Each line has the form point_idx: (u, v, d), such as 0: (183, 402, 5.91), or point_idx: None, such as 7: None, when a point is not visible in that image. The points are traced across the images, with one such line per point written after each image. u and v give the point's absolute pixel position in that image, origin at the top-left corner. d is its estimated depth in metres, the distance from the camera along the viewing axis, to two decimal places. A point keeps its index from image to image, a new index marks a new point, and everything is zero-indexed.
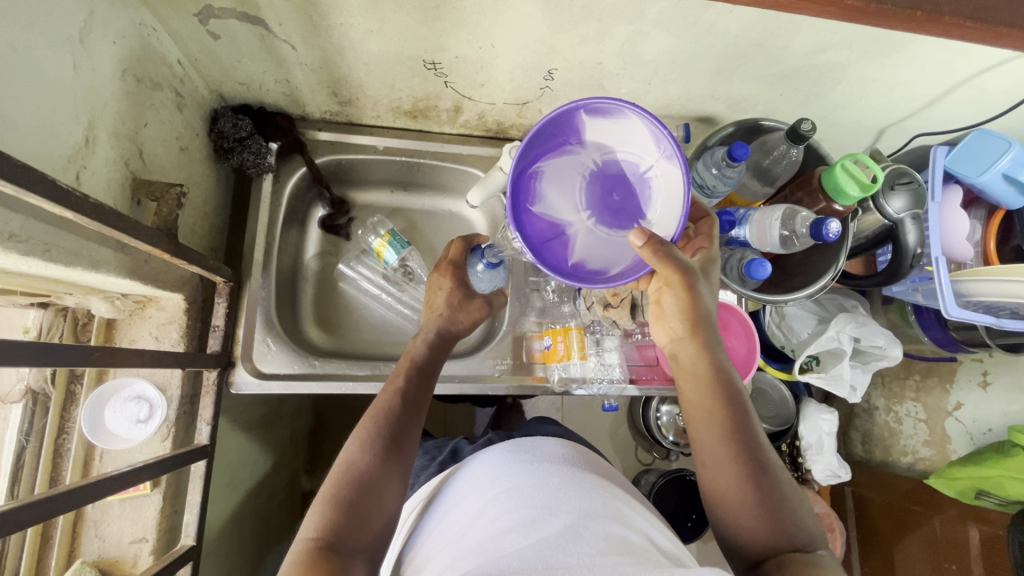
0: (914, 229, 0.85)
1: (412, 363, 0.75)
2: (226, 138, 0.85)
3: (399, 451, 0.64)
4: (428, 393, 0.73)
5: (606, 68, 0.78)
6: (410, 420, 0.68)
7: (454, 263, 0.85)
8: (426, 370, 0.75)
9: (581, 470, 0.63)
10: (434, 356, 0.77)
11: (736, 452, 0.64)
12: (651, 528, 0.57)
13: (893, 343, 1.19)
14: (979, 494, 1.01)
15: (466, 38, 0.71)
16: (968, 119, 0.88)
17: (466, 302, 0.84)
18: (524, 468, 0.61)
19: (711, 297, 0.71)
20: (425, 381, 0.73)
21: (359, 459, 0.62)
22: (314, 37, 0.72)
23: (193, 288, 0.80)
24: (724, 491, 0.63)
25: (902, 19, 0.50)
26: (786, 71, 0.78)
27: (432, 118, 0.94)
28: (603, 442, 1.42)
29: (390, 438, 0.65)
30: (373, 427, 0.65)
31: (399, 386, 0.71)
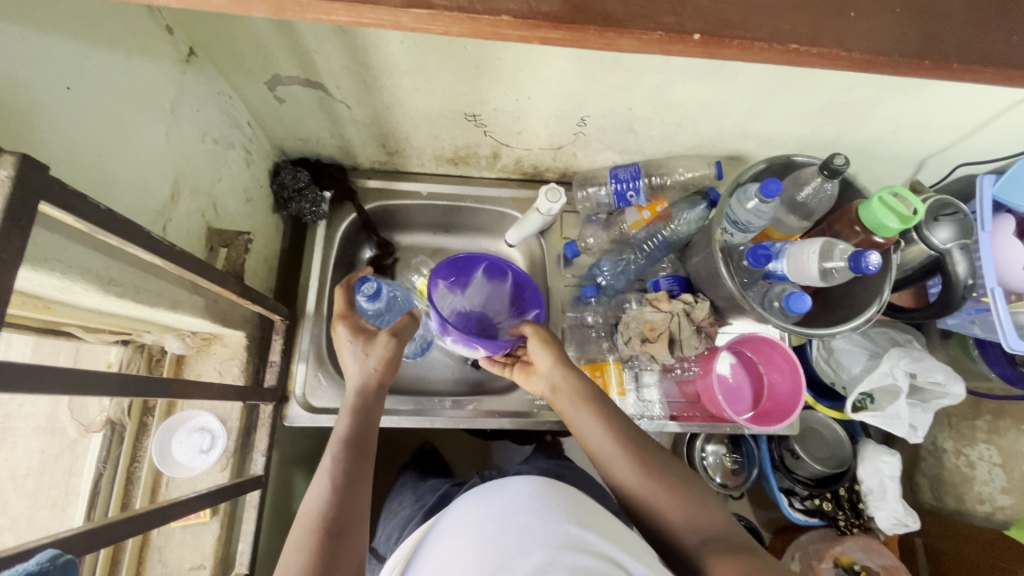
0: (963, 260, 0.83)
1: (339, 438, 0.65)
2: (286, 189, 0.93)
3: (341, 550, 0.56)
4: (367, 467, 0.64)
5: (637, 113, 0.82)
6: (350, 502, 0.60)
7: (347, 313, 0.78)
8: (357, 441, 0.65)
9: (557, 495, 0.57)
10: (361, 424, 0.68)
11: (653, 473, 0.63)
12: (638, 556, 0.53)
13: (953, 378, 1.13)
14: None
15: (504, 92, 0.77)
16: (1015, 148, 0.87)
17: (370, 341, 0.74)
18: (490, 509, 0.56)
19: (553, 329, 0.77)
20: (357, 454, 0.64)
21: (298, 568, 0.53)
22: (367, 97, 0.79)
23: (254, 326, 0.87)
24: (659, 503, 0.62)
25: (915, 68, 0.44)
26: (815, 109, 0.79)
27: (472, 164, 1.00)
28: None
29: (330, 537, 0.56)
30: (300, 530, 0.57)
31: (326, 467, 0.61)
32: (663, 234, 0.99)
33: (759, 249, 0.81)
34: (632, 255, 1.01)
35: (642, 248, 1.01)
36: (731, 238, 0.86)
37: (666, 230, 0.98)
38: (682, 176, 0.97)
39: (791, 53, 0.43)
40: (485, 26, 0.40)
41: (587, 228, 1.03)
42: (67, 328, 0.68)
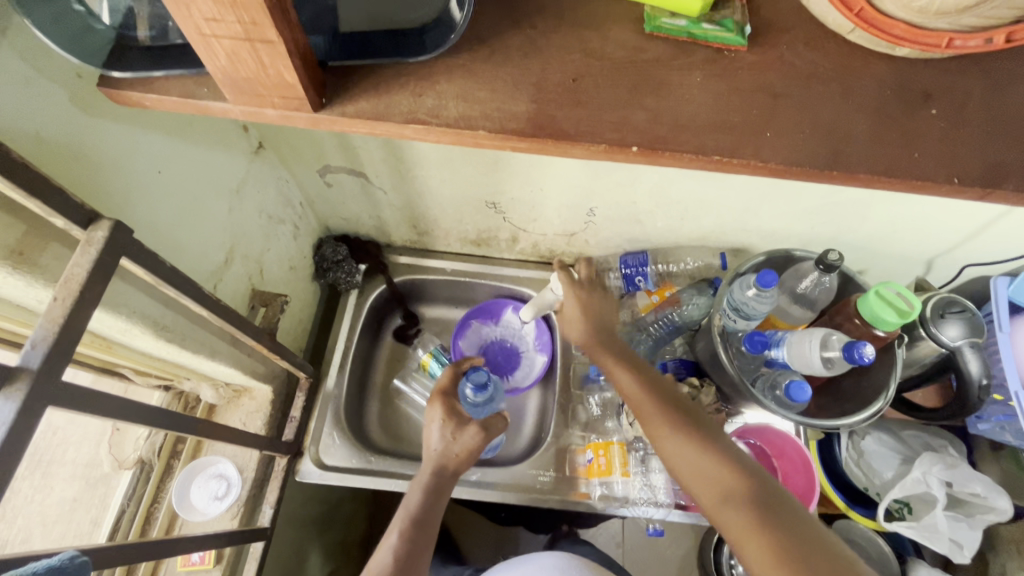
0: (975, 359, 0.82)
1: (409, 515, 0.76)
2: (326, 260, 1.05)
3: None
4: (428, 547, 0.74)
5: (640, 206, 0.90)
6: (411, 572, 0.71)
7: (444, 391, 0.89)
8: (422, 521, 0.76)
9: None
10: (430, 504, 0.78)
11: (696, 436, 0.65)
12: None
13: (997, 492, 1.06)
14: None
15: (520, 185, 0.87)
16: (1018, 252, 0.89)
17: (461, 429, 0.84)
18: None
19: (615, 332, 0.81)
20: (419, 533, 0.74)
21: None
22: (401, 185, 0.91)
23: (281, 382, 0.95)
24: (697, 467, 0.63)
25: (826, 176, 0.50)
26: (809, 209, 0.85)
27: (493, 247, 1.10)
28: None
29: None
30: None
31: (394, 542, 0.73)
32: (671, 317, 1.01)
33: (756, 336, 0.84)
34: (640, 336, 1.03)
35: (651, 327, 1.03)
36: (733, 324, 0.88)
37: (675, 314, 1.01)
38: (689, 264, 1.03)
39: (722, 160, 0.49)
40: (464, 134, 0.50)
41: None
42: (120, 370, 0.77)
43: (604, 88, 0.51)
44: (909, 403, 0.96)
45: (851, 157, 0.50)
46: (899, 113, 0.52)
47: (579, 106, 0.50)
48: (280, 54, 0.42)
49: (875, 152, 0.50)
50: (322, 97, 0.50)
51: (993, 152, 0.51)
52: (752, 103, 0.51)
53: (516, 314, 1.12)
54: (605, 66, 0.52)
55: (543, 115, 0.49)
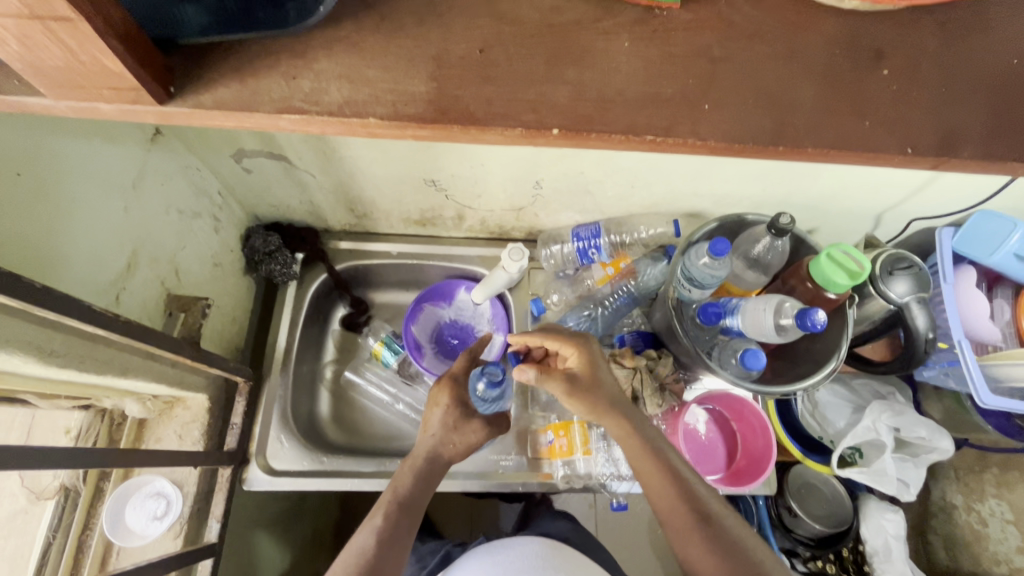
0: (921, 314, 0.83)
1: (396, 499, 0.73)
2: (256, 252, 0.97)
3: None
4: (410, 534, 0.71)
5: (588, 176, 0.85)
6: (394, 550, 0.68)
7: (455, 379, 0.86)
8: (409, 506, 0.73)
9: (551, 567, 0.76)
10: (420, 489, 0.75)
11: (692, 512, 0.67)
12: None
13: (939, 433, 1.12)
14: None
15: (457, 161, 0.81)
16: (962, 203, 0.89)
17: (463, 422, 0.83)
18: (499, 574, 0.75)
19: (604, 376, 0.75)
20: (404, 519, 0.71)
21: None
22: (328, 166, 0.83)
23: (218, 387, 0.88)
24: (694, 544, 0.66)
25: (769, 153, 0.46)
26: (760, 170, 0.82)
27: (440, 226, 1.03)
28: (641, 541, 1.40)
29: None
30: (344, 565, 0.66)
31: (377, 523, 0.70)
32: (629, 289, 0.99)
33: (709, 307, 0.83)
34: (596, 309, 1.00)
35: (608, 299, 1.00)
36: (688, 294, 0.85)
37: (632, 285, 0.98)
38: (643, 233, 0.99)
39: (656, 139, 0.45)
40: (355, 125, 0.44)
41: (554, 283, 1.05)
42: (21, 396, 0.69)
43: (525, 55, 0.45)
44: (859, 357, 0.98)
45: (802, 127, 0.46)
46: (844, 71, 0.48)
47: (486, 82, 0.44)
48: (83, 32, 0.35)
49: (824, 121, 0.47)
50: (169, 87, 0.43)
51: (936, 111, 0.48)
52: (689, 66, 0.46)
53: (469, 295, 1.07)
54: (522, 29, 0.46)
55: (444, 97, 0.44)
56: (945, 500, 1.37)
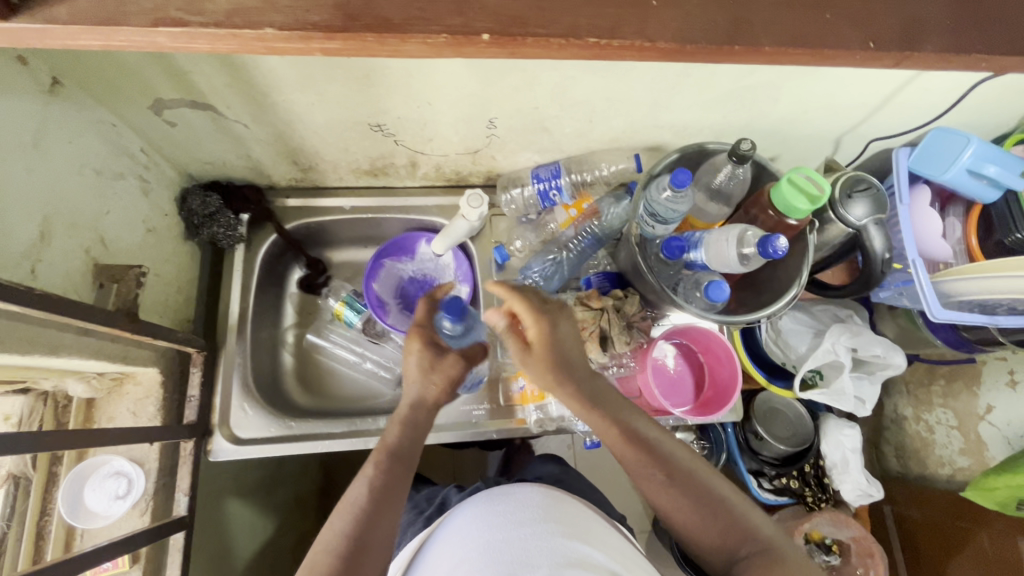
0: (879, 234, 0.84)
1: (386, 449, 0.71)
2: (195, 215, 0.89)
3: (378, 532, 0.64)
4: (404, 480, 0.69)
5: (544, 111, 0.80)
6: (391, 498, 0.66)
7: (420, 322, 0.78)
8: (402, 454, 0.71)
9: (553, 521, 0.72)
10: (410, 435, 0.72)
11: (655, 466, 0.68)
12: (613, 552, 0.71)
13: (892, 350, 1.16)
14: (1019, 505, 1.08)
15: (403, 100, 0.75)
16: (919, 120, 0.88)
17: (441, 360, 0.76)
18: (497, 522, 0.71)
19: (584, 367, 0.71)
20: (398, 466, 0.69)
21: (333, 542, 0.63)
22: (261, 115, 0.76)
23: (169, 360, 0.83)
24: (665, 499, 0.68)
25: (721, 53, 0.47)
26: (721, 95, 0.79)
27: (392, 175, 0.98)
28: (618, 475, 1.46)
29: (360, 524, 0.63)
30: (339, 516, 0.65)
31: (369, 474, 0.68)
32: (592, 229, 0.96)
33: (673, 241, 0.81)
34: (562, 253, 0.98)
35: (572, 242, 0.98)
36: (652, 231, 0.84)
37: (595, 225, 0.96)
38: (605, 170, 0.96)
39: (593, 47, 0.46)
40: (250, 39, 0.44)
41: (517, 229, 1.02)
42: None
43: None
44: (818, 282, 1.00)
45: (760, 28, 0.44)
46: None
47: None
48: None
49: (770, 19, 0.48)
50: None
51: None
52: None
53: (429, 247, 1.03)
54: None
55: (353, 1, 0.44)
56: (897, 413, 1.48)
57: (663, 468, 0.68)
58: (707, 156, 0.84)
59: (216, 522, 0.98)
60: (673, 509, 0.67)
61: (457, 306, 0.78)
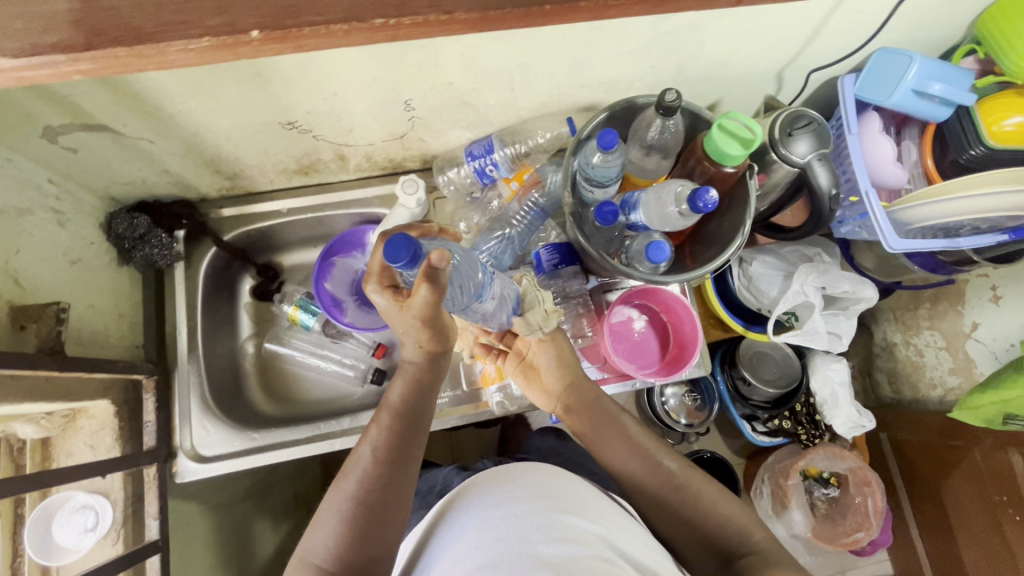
0: (823, 171, 0.81)
1: (393, 407, 0.73)
2: (125, 239, 0.87)
3: (381, 514, 0.66)
4: (410, 439, 0.72)
5: (460, 87, 0.76)
6: (391, 478, 0.68)
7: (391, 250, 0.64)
8: (408, 413, 0.73)
9: (553, 495, 0.68)
10: (419, 397, 0.75)
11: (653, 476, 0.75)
12: (614, 529, 0.67)
13: (861, 285, 1.14)
14: (1005, 420, 1.04)
15: (305, 94, 0.71)
16: (860, 42, 0.84)
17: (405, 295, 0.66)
18: (498, 502, 0.68)
19: (597, 396, 0.82)
20: (405, 426, 0.72)
21: (345, 501, 0.66)
22: (163, 129, 0.73)
23: (121, 389, 0.82)
24: (659, 505, 0.74)
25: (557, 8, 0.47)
26: (641, 45, 0.75)
27: (324, 171, 0.94)
28: None
29: (370, 484, 0.67)
30: (348, 476, 0.68)
31: (374, 433, 0.71)
32: (536, 202, 0.93)
33: (604, 206, 0.75)
34: (508, 229, 0.94)
35: (518, 216, 0.94)
36: (591, 196, 0.81)
37: (538, 197, 0.92)
38: (541, 138, 0.92)
39: (415, 21, 0.47)
40: (21, 67, 0.43)
41: (462, 210, 0.99)
42: None
43: None
44: (774, 226, 0.97)
45: None
46: None
47: None
48: None
49: None
50: None
51: None
52: None
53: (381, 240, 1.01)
54: None
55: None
56: (887, 340, 1.47)
57: (624, 443, 0.77)
58: (639, 111, 0.80)
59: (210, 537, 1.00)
60: (631, 470, 0.76)
61: (404, 243, 0.55)
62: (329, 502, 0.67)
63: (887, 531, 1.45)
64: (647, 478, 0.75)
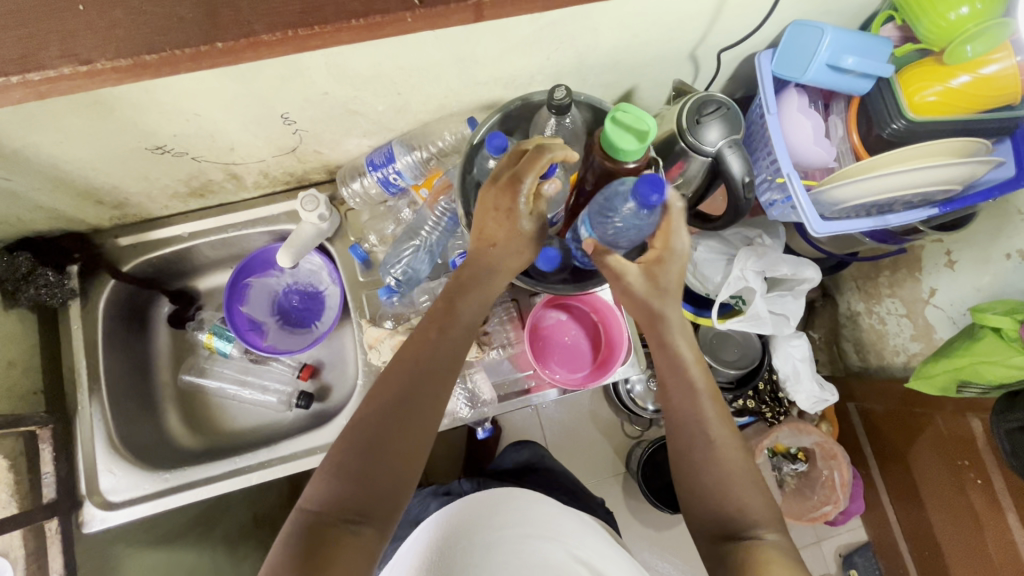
0: (735, 158, 0.76)
1: (446, 321, 0.67)
2: (8, 279, 0.81)
3: (405, 423, 0.59)
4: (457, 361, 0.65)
5: (337, 95, 0.71)
6: (424, 393, 0.61)
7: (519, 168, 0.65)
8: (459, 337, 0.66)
9: (525, 521, 0.72)
10: (472, 317, 0.68)
11: (702, 430, 0.64)
12: (590, 552, 0.73)
13: (801, 266, 1.13)
14: (961, 387, 1.00)
15: (165, 117, 0.66)
16: (763, 18, 0.79)
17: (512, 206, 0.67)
18: (477, 521, 0.70)
19: (684, 328, 0.71)
20: (453, 349, 0.65)
21: (375, 408, 0.60)
22: (14, 165, 0.67)
23: (15, 442, 0.77)
24: (684, 463, 0.64)
25: None
26: (524, 40, 0.69)
27: (221, 191, 0.89)
28: (586, 428, 1.47)
29: (406, 397, 0.61)
30: (383, 385, 0.62)
31: (423, 347, 0.64)
32: (447, 207, 0.87)
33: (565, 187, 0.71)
34: (418, 238, 0.89)
35: (431, 223, 0.88)
36: None
37: (448, 202, 0.87)
38: (446, 140, 0.87)
39: None
40: None
41: (376, 220, 0.94)
42: None
43: None
44: (699, 215, 0.93)
45: None
46: None
47: None
48: None
49: None
50: None
51: None
52: None
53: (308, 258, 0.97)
54: None
55: None
56: (850, 310, 1.44)
57: (678, 385, 0.67)
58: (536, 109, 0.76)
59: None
60: (678, 419, 0.66)
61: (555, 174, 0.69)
62: (360, 411, 0.61)
63: (858, 500, 1.43)
64: (688, 433, 0.65)
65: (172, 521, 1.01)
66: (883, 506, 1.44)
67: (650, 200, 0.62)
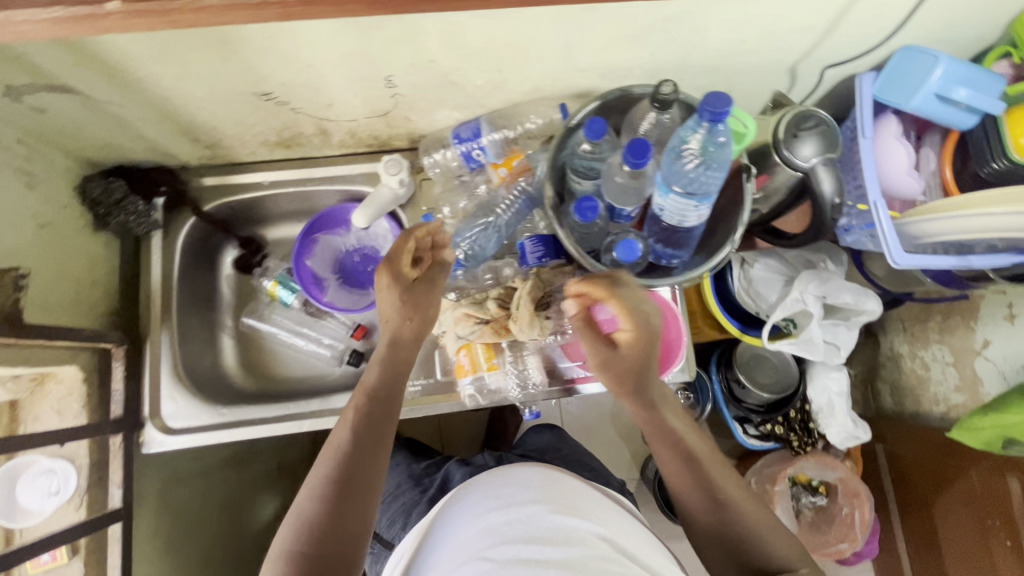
0: (828, 176, 0.76)
1: (367, 389, 0.69)
2: (100, 204, 0.84)
3: (354, 489, 0.62)
4: (387, 420, 0.68)
5: (443, 64, 0.72)
6: (369, 453, 0.64)
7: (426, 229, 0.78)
8: (382, 396, 0.69)
9: (556, 495, 0.73)
10: (388, 377, 0.70)
11: (681, 455, 0.67)
12: (616, 531, 0.71)
13: (863, 296, 1.10)
14: (1007, 444, 0.96)
15: (280, 64, 0.68)
16: (877, 38, 0.77)
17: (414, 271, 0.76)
18: (497, 501, 0.72)
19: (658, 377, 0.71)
20: (376, 408, 0.67)
21: (320, 481, 0.62)
22: (131, 92, 0.70)
23: (91, 357, 0.81)
24: (678, 489, 0.68)
25: None
26: (636, 32, 0.70)
27: (306, 145, 0.91)
28: (607, 429, 1.47)
29: (345, 466, 0.63)
30: (322, 460, 0.64)
31: (347, 417, 0.66)
32: (523, 189, 0.88)
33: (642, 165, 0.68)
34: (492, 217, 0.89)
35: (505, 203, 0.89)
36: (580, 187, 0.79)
37: (526, 184, 0.88)
38: (532, 123, 0.88)
39: None
40: None
41: (447, 193, 0.95)
42: None
43: None
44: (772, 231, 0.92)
45: None
46: None
47: None
48: None
49: None
50: None
51: None
52: None
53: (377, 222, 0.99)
54: None
55: None
56: (893, 350, 1.41)
57: (650, 417, 0.70)
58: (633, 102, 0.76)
59: (195, 512, 0.99)
60: (663, 453, 0.69)
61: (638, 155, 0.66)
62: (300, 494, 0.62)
63: (873, 542, 1.40)
64: (674, 462, 0.68)
65: (209, 456, 1.05)
66: (898, 552, 1.41)
67: (718, 117, 0.61)
